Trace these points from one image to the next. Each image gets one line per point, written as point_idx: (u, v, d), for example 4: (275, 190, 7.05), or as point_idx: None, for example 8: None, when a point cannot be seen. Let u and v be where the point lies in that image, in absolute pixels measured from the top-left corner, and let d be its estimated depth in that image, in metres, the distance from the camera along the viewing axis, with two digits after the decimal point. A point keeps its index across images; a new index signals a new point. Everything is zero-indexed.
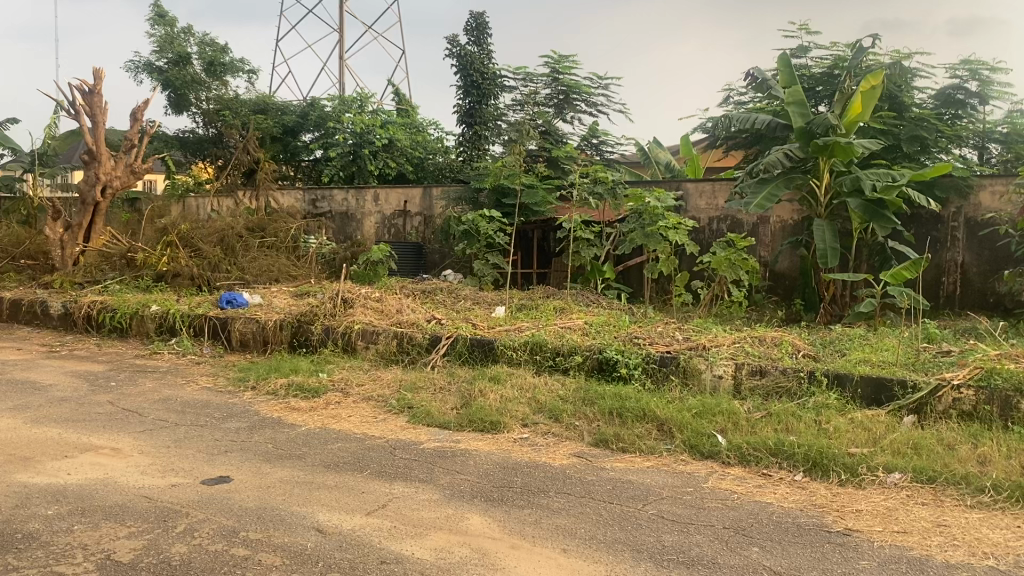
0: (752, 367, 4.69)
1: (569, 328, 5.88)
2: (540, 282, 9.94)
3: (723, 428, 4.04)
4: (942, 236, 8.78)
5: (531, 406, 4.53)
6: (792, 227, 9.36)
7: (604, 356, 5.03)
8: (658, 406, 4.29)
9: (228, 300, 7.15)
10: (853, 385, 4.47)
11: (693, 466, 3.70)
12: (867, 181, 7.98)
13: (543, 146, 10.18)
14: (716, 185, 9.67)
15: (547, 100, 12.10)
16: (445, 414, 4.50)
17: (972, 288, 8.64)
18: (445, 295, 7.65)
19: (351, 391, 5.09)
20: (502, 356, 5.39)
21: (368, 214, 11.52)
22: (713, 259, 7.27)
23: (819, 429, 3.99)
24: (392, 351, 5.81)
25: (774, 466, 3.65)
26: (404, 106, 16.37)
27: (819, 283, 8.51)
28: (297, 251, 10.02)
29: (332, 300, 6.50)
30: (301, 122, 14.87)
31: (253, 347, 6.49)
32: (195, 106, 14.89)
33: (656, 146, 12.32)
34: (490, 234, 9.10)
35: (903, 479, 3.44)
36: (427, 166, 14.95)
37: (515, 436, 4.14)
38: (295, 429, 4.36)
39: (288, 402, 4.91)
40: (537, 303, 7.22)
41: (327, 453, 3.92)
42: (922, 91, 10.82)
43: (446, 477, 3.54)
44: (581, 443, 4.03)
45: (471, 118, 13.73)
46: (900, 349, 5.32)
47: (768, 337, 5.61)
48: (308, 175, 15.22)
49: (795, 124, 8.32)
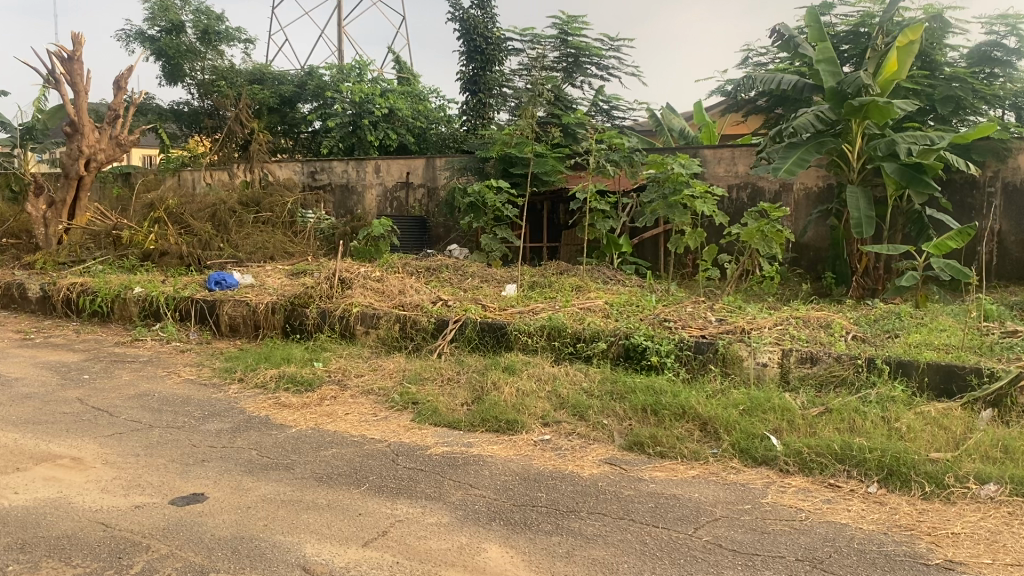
0: (801, 354, 4.15)
1: (589, 309, 5.32)
2: (550, 256, 9.40)
3: (776, 427, 3.50)
4: (977, 203, 8.14)
5: (552, 401, 4.00)
6: (818, 195, 8.79)
7: (631, 342, 4.48)
8: (698, 401, 3.75)
9: (216, 281, 6.59)
10: (919, 374, 3.92)
11: (746, 476, 3.18)
12: (904, 143, 7.35)
13: (553, 111, 9.57)
14: (737, 151, 9.06)
15: (556, 64, 11.45)
16: (454, 411, 3.96)
17: (1010, 259, 8.09)
18: (451, 273, 7.10)
19: (348, 383, 4.56)
20: (517, 342, 4.85)
21: (369, 187, 10.92)
22: (743, 231, 6.64)
23: (888, 428, 3.43)
24: (394, 337, 5.28)
25: (842, 475, 3.12)
26: (405, 74, 15.72)
27: (850, 255, 7.94)
28: (295, 227, 9.42)
29: (329, 279, 5.94)
30: (298, 91, 14.23)
31: (244, 333, 5.96)
32: (189, 77, 14.21)
33: (670, 112, 11.68)
34: (498, 206, 8.52)
35: (1000, 492, 2.89)
36: (430, 136, 14.35)
37: (535, 439, 3.61)
38: (285, 432, 3.83)
39: (277, 398, 4.38)
40: (551, 280, 6.66)
41: (320, 461, 3.39)
42: (956, 49, 10.16)
43: (459, 492, 3.01)
44: (612, 447, 3.51)
45: (475, 85, 13.06)
46: (961, 331, 4.76)
47: (811, 318, 5.06)
48: (308, 147, 14.63)
49: (825, 84, 7.66)
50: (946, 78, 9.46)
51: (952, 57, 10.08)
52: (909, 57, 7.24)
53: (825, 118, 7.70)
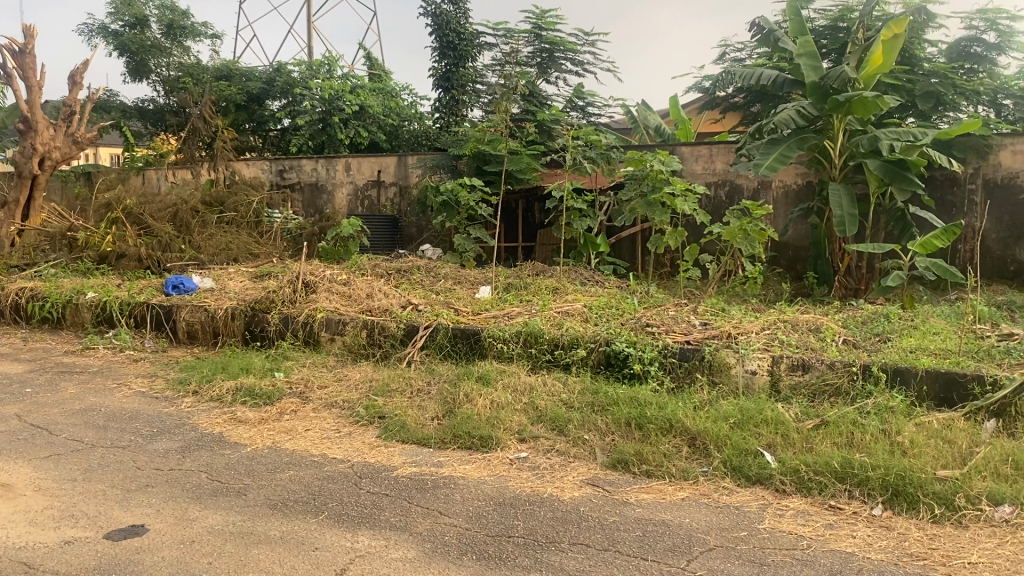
0: (792, 361, 3.91)
1: (567, 314, 5.06)
2: (526, 256, 9.13)
3: (770, 442, 3.26)
4: (958, 200, 7.97)
5: (529, 414, 3.73)
6: (797, 192, 8.59)
7: (612, 348, 4.23)
8: (687, 414, 3.50)
9: (174, 285, 6.25)
10: (918, 382, 3.68)
11: (739, 497, 2.93)
12: (887, 139, 7.14)
13: (527, 108, 9.30)
14: (714, 148, 8.85)
15: (530, 59, 11.17)
16: (423, 427, 3.69)
17: (991, 257, 7.90)
18: (423, 275, 6.81)
19: (310, 396, 4.26)
20: (491, 349, 4.58)
21: (339, 185, 10.58)
22: (724, 230, 6.38)
23: (890, 442, 3.19)
24: (361, 344, 4.98)
25: (843, 496, 2.88)
26: (376, 71, 15.38)
27: (833, 254, 7.73)
28: (260, 227, 9.07)
29: (292, 283, 5.63)
30: (266, 87, 13.85)
31: (202, 340, 5.65)
32: (154, 73, 13.75)
33: (646, 108, 11.45)
34: (472, 205, 8.22)
35: (1015, 514, 2.65)
36: (402, 133, 14.02)
37: (511, 457, 3.34)
38: (240, 452, 3.52)
39: (233, 413, 4.07)
40: (527, 282, 6.40)
41: (275, 486, 3.10)
42: (935, 45, 10.02)
43: (426, 521, 2.73)
44: (594, 466, 3.25)
45: (447, 81, 12.70)
46: (956, 334, 4.55)
47: (800, 321, 4.83)
48: (277, 146, 14.26)
49: (806, 79, 7.44)
50: (926, 74, 9.31)
51: (931, 53, 9.94)
52: (894, 50, 7.04)
53: (807, 113, 7.49)
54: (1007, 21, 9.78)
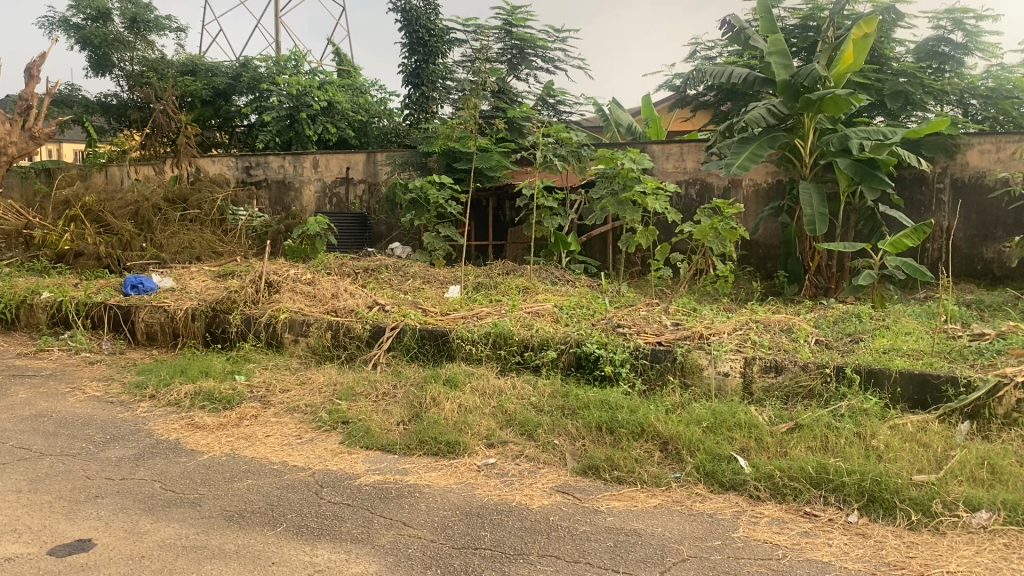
0: (764, 363, 3.85)
1: (537, 314, 4.96)
2: (496, 255, 9.04)
3: (744, 446, 3.18)
4: (926, 199, 7.99)
5: (497, 418, 3.63)
6: (767, 191, 8.57)
7: (583, 350, 4.14)
8: (659, 418, 3.41)
9: (133, 285, 6.06)
10: (891, 384, 3.63)
11: (713, 504, 2.86)
12: (856, 137, 7.17)
13: (497, 105, 9.18)
14: (685, 146, 8.81)
15: (500, 55, 11.06)
16: (388, 432, 3.57)
17: (958, 256, 7.93)
18: (391, 274, 6.69)
19: (272, 401, 4.12)
20: (460, 351, 4.47)
21: (307, 182, 10.39)
22: (696, 228, 6.32)
23: (864, 445, 3.13)
24: (325, 346, 4.85)
25: (818, 502, 2.81)
26: (344, 66, 15.18)
27: (804, 253, 7.71)
28: (225, 225, 8.88)
29: (254, 283, 5.48)
30: (232, 83, 13.61)
31: (162, 342, 5.48)
32: (117, 67, 13.44)
33: (617, 106, 11.38)
34: (441, 203, 8.09)
35: (993, 520, 2.60)
36: (371, 130, 13.84)
37: (478, 463, 3.24)
38: (197, 459, 3.38)
39: (191, 418, 3.92)
40: (496, 281, 6.30)
41: (232, 497, 2.97)
42: (903, 44, 10.06)
43: (389, 533, 2.62)
44: (564, 472, 3.16)
45: (417, 78, 12.54)
46: (928, 335, 4.52)
47: (772, 321, 4.77)
48: (244, 142, 14.03)
49: (777, 77, 7.39)
50: (894, 73, 9.34)
51: (899, 52, 9.97)
52: (865, 49, 7.03)
53: (777, 112, 7.45)
54: (974, 21, 9.83)
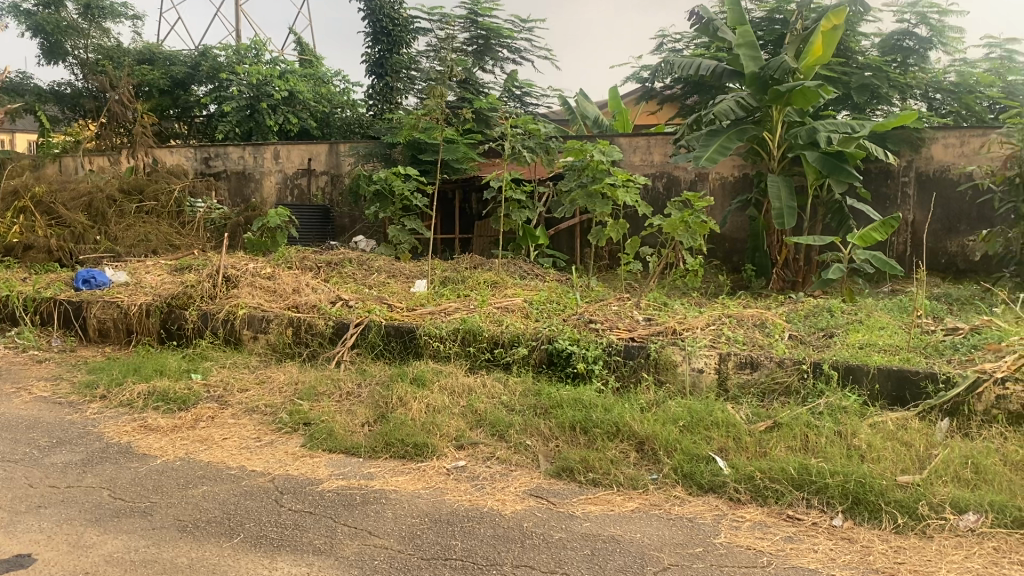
0: (739, 359, 3.74)
1: (506, 309, 4.83)
2: (462, 248, 8.90)
3: (722, 446, 3.07)
4: (891, 193, 7.98)
5: (467, 419, 3.50)
6: (733, 184, 8.51)
7: (555, 346, 4.00)
8: (634, 417, 3.29)
9: (85, 279, 5.80)
10: (869, 380, 3.55)
11: (692, 507, 2.74)
12: (824, 131, 7.14)
13: (463, 95, 9.01)
14: (652, 139, 8.73)
15: (466, 45, 10.89)
16: (352, 434, 3.42)
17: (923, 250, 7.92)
18: (355, 268, 6.51)
19: (230, 402, 3.95)
20: (427, 348, 4.32)
21: (267, 174, 10.12)
22: (666, 221, 6.21)
23: (846, 445, 3.05)
24: (286, 343, 4.68)
25: (801, 505, 2.72)
26: (306, 56, 14.87)
27: (771, 246, 7.66)
28: (182, 217, 8.61)
29: (211, 278, 5.27)
30: (191, 72, 13.26)
31: (115, 339, 5.26)
32: (71, 55, 13.02)
33: (583, 98, 11.26)
34: (406, 194, 7.91)
35: (981, 523, 2.52)
36: (333, 120, 13.58)
37: (447, 466, 3.10)
38: (149, 464, 3.19)
39: (144, 420, 3.73)
40: (463, 275, 6.15)
41: (185, 505, 2.80)
42: (868, 38, 10.06)
43: (353, 544, 2.47)
44: (537, 474, 3.03)
45: (381, 68, 12.28)
46: (902, 330, 4.46)
47: (744, 316, 4.68)
48: (203, 133, 13.69)
49: (746, 69, 7.31)
50: (860, 66, 9.32)
51: (865, 45, 9.97)
52: (833, 41, 6.98)
53: (746, 104, 7.37)
54: (938, 15, 9.86)
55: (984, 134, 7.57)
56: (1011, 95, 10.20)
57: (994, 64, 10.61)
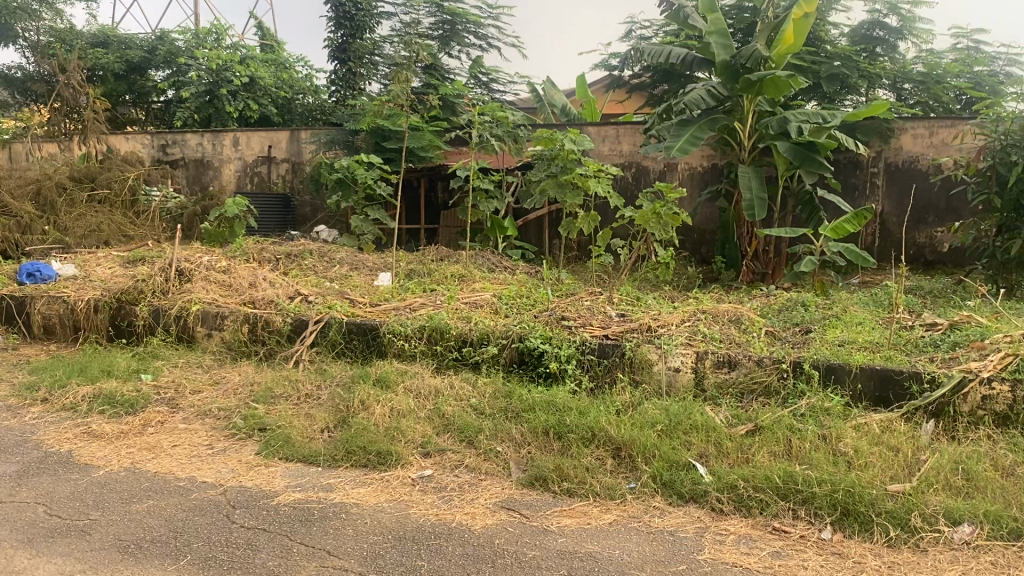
0: (717, 358, 3.59)
1: (474, 305, 4.64)
2: (427, 239, 8.68)
3: (702, 452, 2.92)
4: (860, 183, 7.91)
5: (434, 424, 3.31)
6: (702, 174, 8.38)
7: (525, 345, 3.83)
8: (610, 421, 3.12)
9: (29, 273, 5.50)
10: (852, 380, 3.42)
11: (674, 519, 2.58)
12: (795, 121, 7.00)
13: (429, 82, 8.77)
14: (621, 128, 8.57)
15: (432, 30, 10.63)
16: (311, 442, 3.22)
17: (891, 241, 7.85)
18: (316, 260, 6.28)
19: (180, 405, 3.72)
20: (391, 346, 4.12)
21: (226, 161, 9.79)
22: (637, 213, 6.05)
23: (831, 450, 2.91)
24: (242, 341, 4.46)
25: (787, 515, 2.57)
26: (267, 41, 14.48)
27: (741, 237, 7.53)
28: (136, 206, 8.29)
29: (164, 271, 5.02)
30: (147, 56, 12.84)
31: (61, 336, 4.99)
32: (21, 38, 12.45)
33: (551, 85, 11.06)
34: (369, 183, 7.66)
35: (976, 535, 2.41)
36: (295, 107, 13.24)
37: (413, 477, 2.92)
38: (90, 476, 2.96)
39: (88, 425, 3.48)
40: (429, 268, 5.95)
41: (128, 522, 2.57)
42: (838, 27, 9.98)
43: (310, 566, 2.27)
44: (508, 484, 2.85)
45: (344, 53, 11.96)
46: (879, 326, 4.35)
47: (719, 310, 4.53)
48: (160, 119, 13.28)
49: (717, 57, 7.16)
50: (830, 56, 9.23)
51: (835, 35, 9.89)
52: (805, 29, 6.84)
53: (717, 93, 7.24)
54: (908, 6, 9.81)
55: (953, 125, 7.50)
56: (977, 86, 10.20)
57: (961, 55, 10.60)
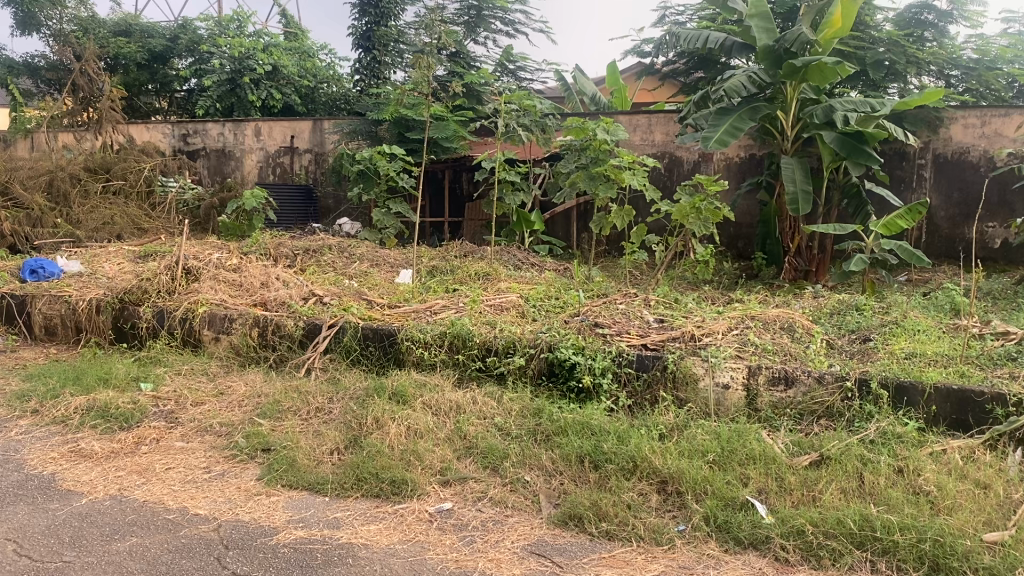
0: (772, 373, 3.22)
1: (501, 307, 4.30)
2: (451, 232, 8.34)
3: (760, 488, 2.55)
4: (907, 175, 7.41)
5: (456, 448, 2.97)
6: (740, 165, 7.95)
7: (556, 356, 3.46)
8: (655, 449, 2.76)
9: (33, 270, 5.24)
10: (925, 401, 3.03)
11: (732, 571, 2.21)
12: (842, 109, 6.51)
13: (453, 69, 8.42)
14: (654, 117, 8.17)
15: (457, 17, 10.28)
16: (318, 466, 2.89)
17: (940, 236, 7.34)
18: (335, 256, 5.97)
19: (180, 419, 3.42)
20: (409, 354, 3.79)
21: (248, 152, 9.50)
22: (674, 208, 5.64)
23: (911, 488, 2.53)
24: (250, 346, 4.14)
25: (866, 571, 2.19)
26: (291, 29, 14.18)
27: (783, 233, 7.10)
28: (152, 198, 8.02)
29: (170, 270, 4.72)
30: (170, 45, 12.59)
31: (63, 337, 4.72)
32: (45, 26, 12.30)
33: (580, 72, 10.66)
34: (391, 175, 7.32)
35: None
36: (319, 96, 12.95)
37: (430, 511, 2.58)
38: (71, 506, 2.64)
39: (77, 443, 3.17)
40: (453, 265, 5.61)
41: (106, 565, 2.25)
42: (883, 11, 9.47)
43: None
44: (539, 522, 2.50)
45: (368, 41, 11.64)
46: (947, 337, 3.94)
47: (768, 316, 4.13)
48: (183, 108, 13.06)
49: (759, 41, 6.71)
50: (875, 41, 8.74)
51: (880, 19, 9.38)
52: (854, 11, 6.37)
53: (759, 80, 6.81)
54: None
55: (1008, 114, 6.98)
56: None
57: (1013, 39, 10.04)
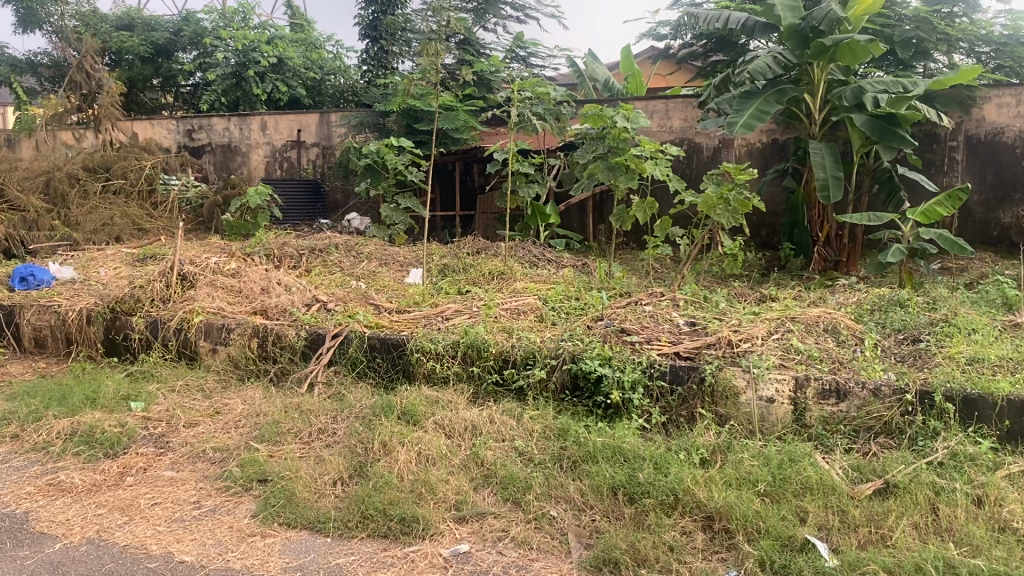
0: (822, 386, 2.89)
1: (518, 311, 3.99)
2: (464, 226, 8.02)
3: (821, 523, 2.24)
4: (938, 158, 7.01)
5: (473, 477, 2.67)
6: (763, 151, 7.58)
7: (580, 368, 3.15)
8: (698, 479, 2.45)
9: (23, 277, 4.96)
10: (997, 416, 2.70)
11: None
12: (872, 91, 6.18)
13: (462, 57, 8.10)
14: (672, 103, 7.82)
15: (466, 2, 9.95)
16: (320, 499, 2.59)
17: (972, 220, 6.93)
18: (342, 256, 5.67)
19: (170, 444, 3.13)
20: (420, 366, 3.49)
21: (253, 146, 9.20)
22: (700, 199, 5.29)
23: (996, 523, 2.20)
24: (250, 359, 3.85)
25: None
26: (297, 20, 13.86)
27: (812, 221, 6.72)
28: (154, 197, 7.73)
29: (165, 276, 4.43)
30: (173, 38, 12.30)
31: (54, 350, 4.45)
32: (47, 23, 12.05)
33: (592, 57, 10.30)
34: (400, 168, 7.01)
35: None
36: (326, 88, 12.63)
37: (444, 554, 2.27)
38: (42, 553, 2.34)
39: (58, 474, 2.89)
40: (466, 263, 5.30)
41: None
42: None
43: None
44: (570, 567, 2.19)
45: (375, 30, 11.31)
46: (1006, 338, 3.59)
47: (808, 317, 3.79)
48: (189, 103, 12.77)
49: (783, 20, 6.32)
50: (903, 18, 8.32)
51: None
52: None
53: (783, 60, 6.41)
54: None
55: None
56: None
57: None
